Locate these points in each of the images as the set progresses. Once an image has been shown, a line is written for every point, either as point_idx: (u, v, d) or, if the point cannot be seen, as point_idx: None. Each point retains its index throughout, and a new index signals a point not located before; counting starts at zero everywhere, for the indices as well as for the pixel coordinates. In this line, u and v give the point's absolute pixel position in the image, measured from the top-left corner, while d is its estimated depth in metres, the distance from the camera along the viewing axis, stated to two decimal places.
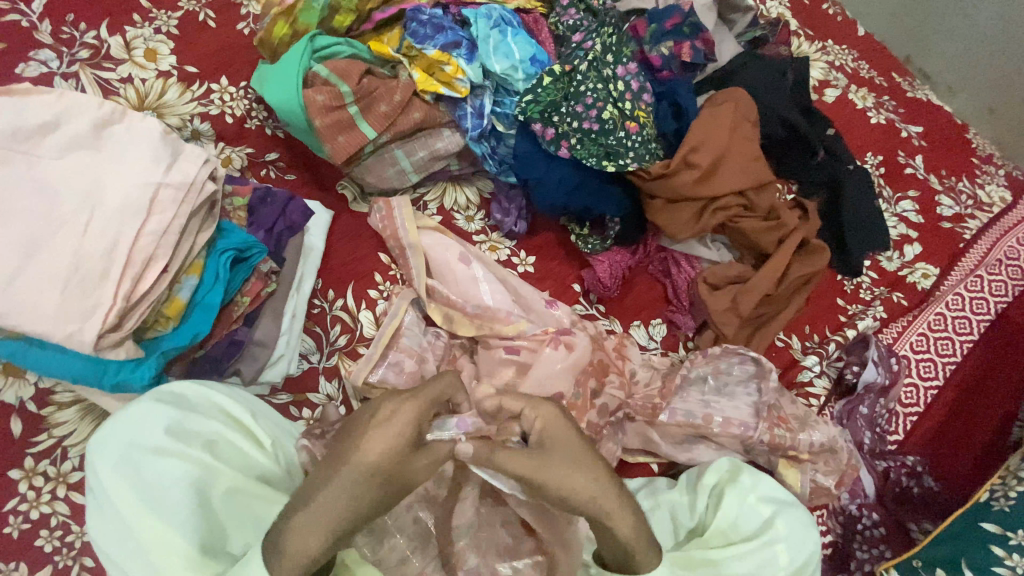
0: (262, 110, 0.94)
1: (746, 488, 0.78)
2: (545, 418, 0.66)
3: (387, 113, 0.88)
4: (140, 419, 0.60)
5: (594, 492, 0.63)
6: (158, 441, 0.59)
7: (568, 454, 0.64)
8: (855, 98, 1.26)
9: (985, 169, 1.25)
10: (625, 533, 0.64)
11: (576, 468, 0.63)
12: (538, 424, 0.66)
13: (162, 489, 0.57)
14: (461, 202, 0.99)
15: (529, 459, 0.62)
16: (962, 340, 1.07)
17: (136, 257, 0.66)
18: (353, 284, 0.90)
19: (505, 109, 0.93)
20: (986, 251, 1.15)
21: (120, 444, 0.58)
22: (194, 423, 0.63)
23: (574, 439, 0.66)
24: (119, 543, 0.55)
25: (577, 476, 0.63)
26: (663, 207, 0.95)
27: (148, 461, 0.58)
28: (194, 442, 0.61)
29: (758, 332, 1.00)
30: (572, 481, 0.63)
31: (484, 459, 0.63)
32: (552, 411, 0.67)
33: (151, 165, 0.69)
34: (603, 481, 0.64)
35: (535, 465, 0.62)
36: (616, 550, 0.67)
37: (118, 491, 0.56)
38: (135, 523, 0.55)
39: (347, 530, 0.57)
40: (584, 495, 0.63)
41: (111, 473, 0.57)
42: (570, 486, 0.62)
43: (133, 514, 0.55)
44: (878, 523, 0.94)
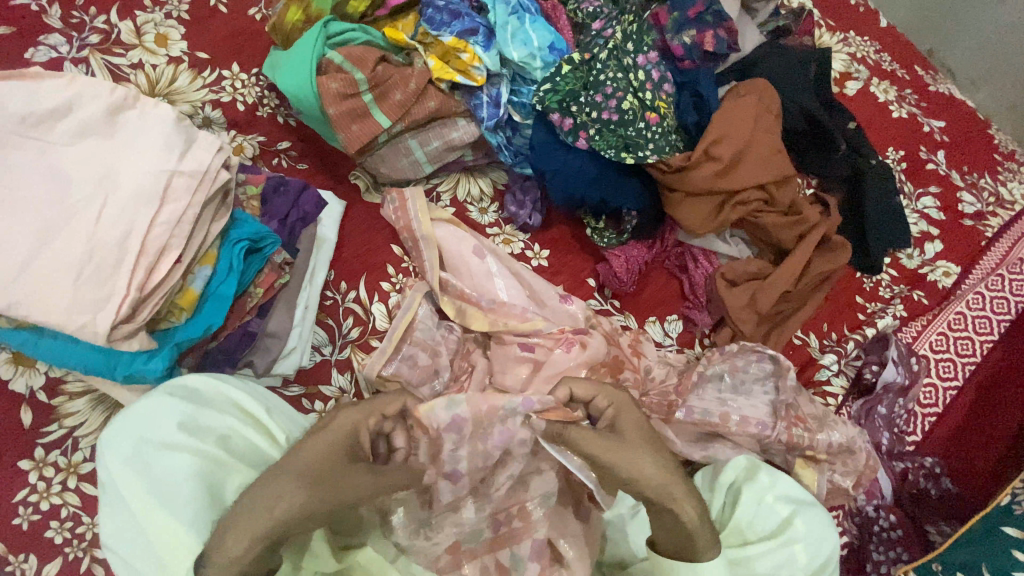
0: (274, 98, 0.92)
1: (764, 488, 0.76)
2: (617, 404, 0.69)
3: (401, 101, 0.86)
4: (151, 413, 0.59)
5: (663, 476, 0.64)
6: (167, 436, 0.58)
7: (639, 437, 0.66)
8: (877, 92, 1.23)
9: (1008, 166, 1.22)
10: (692, 524, 0.63)
11: (647, 452, 0.65)
12: (611, 409, 0.69)
13: (172, 486, 0.55)
14: (475, 193, 0.97)
15: (602, 438, 0.65)
16: (982, 340, 1.05)
17: (150, 246, 0.65)
18: (366, 276, 0.88)
19: (523, 99, 0.91)
20: (1008, 250, 1.12)
21: (131, 438, 0.57)
22: (206, 417, 0.61)
23: (644, 424, 0.68)
24: (129, 539, 0.54)
25: (647, 460, 0.64)
26: (683, 200, 0.93)
27: (156, 457, 0.57)
28: (205, 438, 0.60)
29: (776, 329, 0.99)
30: (643, 462, 0.64)
31: (556, 434, 0.67)
32: (624, 396, 0.70)
33: (165, 153, 0.68)
34: (670, 467, 0.65)
35: (608, 444, 0.64)
36: (677, 543, 0.65)
37: (128, 486, 0.55)
38: (146, 520, 0.54)
39: (272, 536, 0.52)
40: (653, 479, 0.63)
41: (122, 468, 0.56)
42: (642, 468, 0.63)
43: (144, 510, 0.54)
44: (895, 523, 0.92)
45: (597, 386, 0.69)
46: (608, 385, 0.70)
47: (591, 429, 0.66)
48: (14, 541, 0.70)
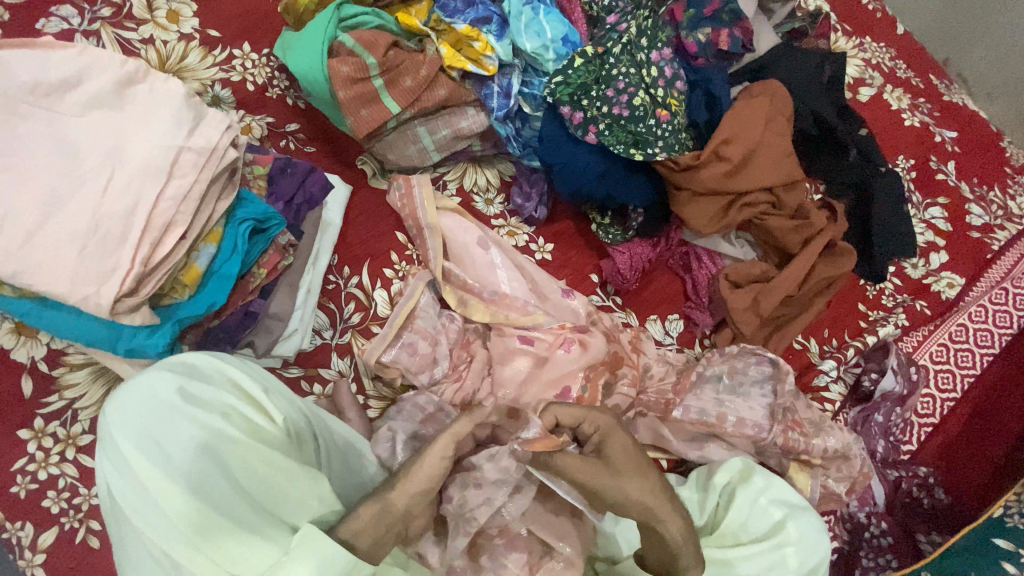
0: (284, 79, 0.92)
1: (758, 490, 0.76)
2: (603, 429, 0.67)
3: (412, 87, 0.86)
4: (152, 388, 0.57)
5: (650, 498, 0.65)
6: (173, 412, 0.56)
7: (628, 463, 0.65)
8: (890, 99, 1.22)
9: (1017, 180, 1.21)
10: (676, 539, 0.65)
11: (633, 478, 0.65)
12: (596, 435, 0.67)
13: (184, 462, 0.53)
14: (481, 183, 0.97)
15: (589, 466, 0.64)
16: (983, 353, 1.05)
17: (156, 221, 0.65)
18: (369, 262, 0.88)
19: (534, 90, 0.91)
20: (1013, 264, 1.12)
21: (136, 416, 0.55)
22: (208, 393, 0.59)
23: (631, 448, 0.67)
24: (150, 521, 0.52)
25: (635, 487, 0.64)
26: (691, 199, 0.92)
27: (165, 434, 0.54)
28: (210, 413, 0.57)
29: (778, 332, 0.99)
30: (631, 489, 0.64)
31: (542, 463, 0.65)
32: (609, 419, 0.68)
33: (173, 128, 0.68)
34: (657, 489, 0.66)
35: (596, 471, 0.64)
36: (660, 554, 0.66)
37: (139, 465, 0.53)
38: (163, 499, 0.52)
39: (392, 519, 0.61)
40: (639, 503, 0.64)
41: (127, 444, 0.54)
42: (630, 494, 0.64)
43: (160, 488, 0.52)
44: (886, 531, 0.92)
45: (581, 414, 0.67)
46: (594, 409, 0.69)
47: (576, 455, 0.65)
48: (11, 509, 0.70)
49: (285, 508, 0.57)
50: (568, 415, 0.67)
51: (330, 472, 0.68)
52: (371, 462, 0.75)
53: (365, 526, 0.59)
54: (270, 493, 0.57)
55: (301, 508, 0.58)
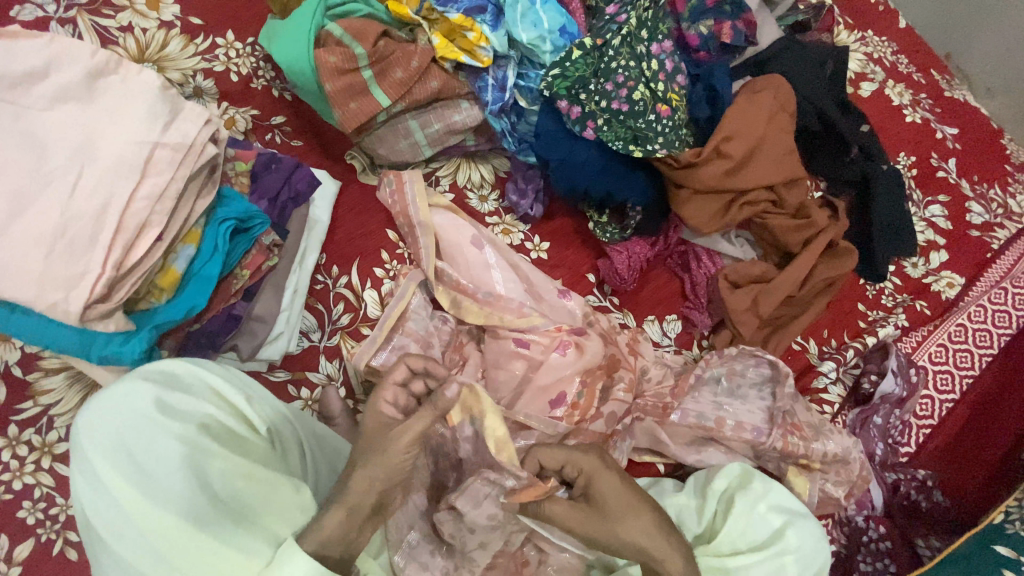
0: (270, 69, 0.88)
1: (758, 496, 0.74)
2: (587, 472, 0.65)
3: (402, 80, 0.82)
4: (128, 399, 0.54)
5: (647, 540, 0.63)
6: (148, 423, 0.53)
7: (617, 504, 0.64)
8: (891, 94, 1.20)
9: (1018, 177, 1.20)
10: None
11: (627, 522, 0.63)
12: (581, 478, 0.65)
13: (160, 474, 0.51)
14: (475, 179, 0.94)
15: (575, 513, 0.64)
16: (982, 354, 1.03)
17: (130, 221, 0.62)
18: (359, 260, 0.85)
19: (530, 83, 0.87)
20: (1013, 263, 1.11)
21: (110, 426, 0.52)
22: (186, 402, 0.56)
23: (619, 487, 0.64)
24: (122, 537, 0.49)
25: (630, 531, 0.63)
26: (691, 197, 0.89)
27: (140, 446, 0.51)
28: (188, 423, 0.55)
29: (776, 333, 0.97)
30: (624, 533, 0.63)
31: (531, 514, 0.66)
32: (594, 459, 0.65)
33: (147, 123, 0.64)
34: (654, 529, 0.64)
35: (583, 518, 0.64)
36: None
37: (111, 478, 0.50)
38: (136, 513, 0.49)
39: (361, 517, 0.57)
40: (635, 546, 0.63)
41: (100, 458, 0.51)
42: (623, 538, 0.63)
43: (132, 502, 0.49)
44: (884, 535, 0.90)
45: (564, 458, 0.65)
46: (578, 449, 0.66)
47: (564, 502, 0.65)
48: None
49: (268, 521, 0.54)
50: (551, 457, 0.65)
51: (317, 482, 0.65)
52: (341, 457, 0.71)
53: (337, 533, 0.55)
54: (251, 504, 0.54)
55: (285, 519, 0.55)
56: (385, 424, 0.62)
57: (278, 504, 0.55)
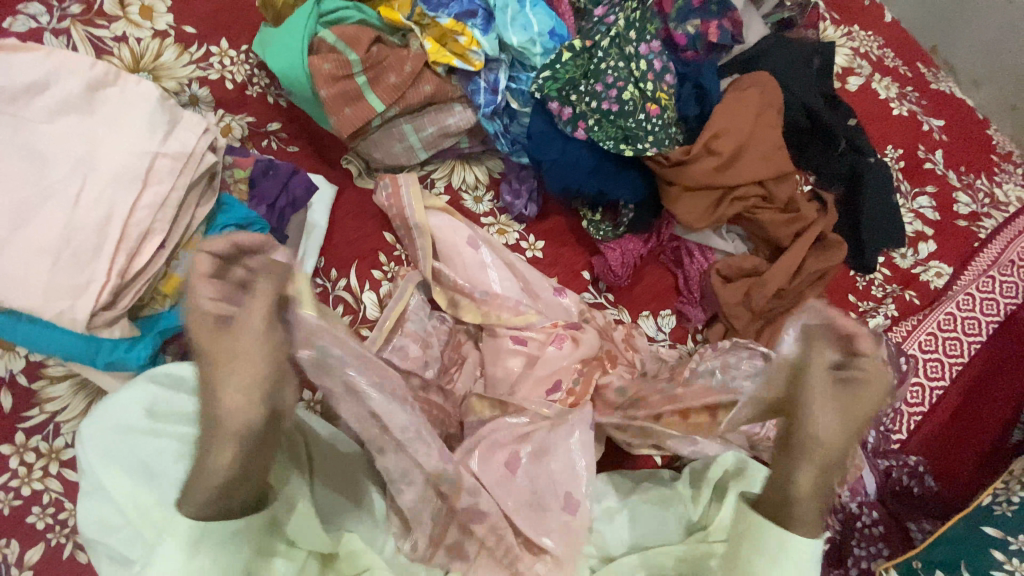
0: (265, 76, 0.89)
1: (752, 484, 0.77)
2: (873, 375, 0.62)
3: (396, 84, 0.84)
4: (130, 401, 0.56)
5: (822, 429, 0.62)
6: (148, 423, 0.56)
7: (860, 412, 0.62)
8: (878, 88, 1.22)
9: (1004, 167, 1.22)
10: (803, 491, 0.62)
11: (843, 417, 0.62)
12: (866, 373, 0.62)
13: (158, 471, 0.53)
14: (470, 180, 0.95)
15: (825, 386, 0.62)
16: (971, 341, 1.05)
17: (132, 231, 0.63)
18: (357, 263, 0.86)
19: (521, 85, 0.89)
20: (1000, 251, 1.12)
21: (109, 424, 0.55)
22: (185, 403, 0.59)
23: (864, 413, 0.62)
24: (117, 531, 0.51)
25: (821, 411, 0.62)
26: (681, 194, 0.91)
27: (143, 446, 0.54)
28: (187, 422, 0.58)
29: (770, 325, 0.98)
30: (805, 402, 0.63)
31: (805, 337, 0.64)
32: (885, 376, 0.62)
33: (147, 133, 0.65)
34: (839, 434, 0.62)
35: (829, 394, 0.62)
36: (778, 486, 0.64)
37: (112, 474, 0.52)
38: (131, 507, 0.51)
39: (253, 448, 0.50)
40: (819, 437, 0.62)
41: (103, 457, 0.53)
42: (817, 415, 0.62)
43: (131, 495, 0.52)
44: (877, 520, 0.91)
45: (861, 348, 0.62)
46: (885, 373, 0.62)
47: (831, 370, 0.62)
48: None
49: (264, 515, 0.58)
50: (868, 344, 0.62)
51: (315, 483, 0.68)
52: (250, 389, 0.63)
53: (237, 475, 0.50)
54: None
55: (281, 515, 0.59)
56: (219, 322, 0.50)
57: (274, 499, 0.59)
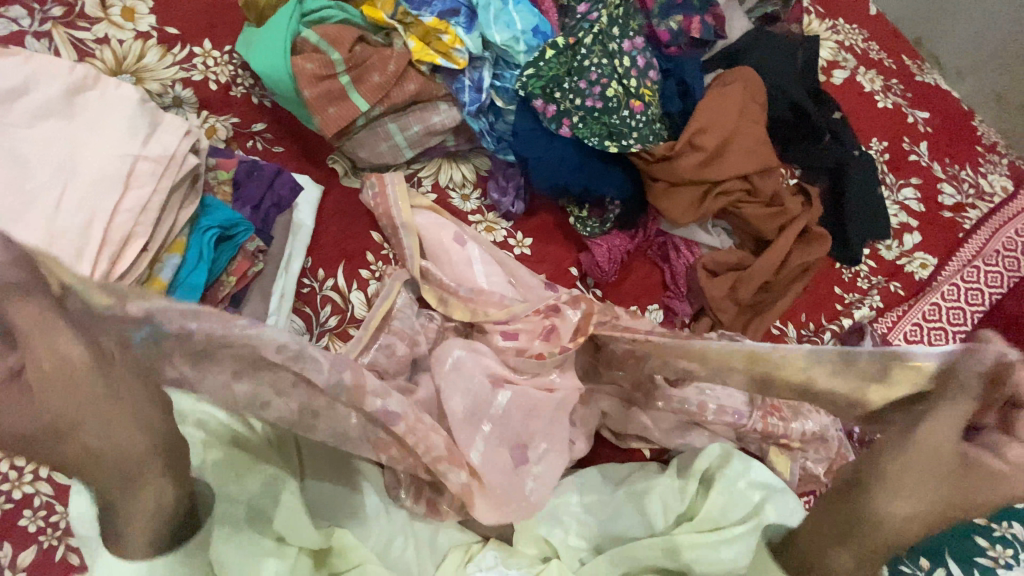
0: (249, 77, 0.89)
1: (737, 475, 0.78)
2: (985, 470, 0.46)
3: (380, 84, 0.84)
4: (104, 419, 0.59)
5: (898, 508, 0.49)
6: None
7: (955, 503, 0.47)
8: (863, 81, 1.22)
9: (988, 158, 1.23)
10: (838, 571, 0.52)
11: (934, 501, 0.48)
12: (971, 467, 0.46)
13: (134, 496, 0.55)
14: (456, 178, 0.96)
15: (954, 460, 0.47)
16: (955, 331, 1.07)
17: (114, 235, 0.63)
18: (345, 263, 0.87)
19: (505, 84, 0.89)
20: (985, 242, 1.14)
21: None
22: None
23: (966, 506, 0.47)
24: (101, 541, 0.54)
25: (917, 486, 0.48)
26: (666, 190, 0.92)
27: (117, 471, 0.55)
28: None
29: (756, 318, 0.99)
30: (927, 440, 0.48)
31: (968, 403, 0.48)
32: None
33: (128, 137, 0.65)
34: (913, 522, 0.49)
35: (953, 473, 0.47)
36: (806, 557, 0.54)
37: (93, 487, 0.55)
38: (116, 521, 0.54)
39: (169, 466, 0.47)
40: (883, 518, 0.49)
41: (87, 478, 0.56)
42: (897, 471, 0.49)
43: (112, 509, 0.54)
44: None
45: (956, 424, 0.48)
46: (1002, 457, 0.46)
47: (942, 449, 0.47)
48: None
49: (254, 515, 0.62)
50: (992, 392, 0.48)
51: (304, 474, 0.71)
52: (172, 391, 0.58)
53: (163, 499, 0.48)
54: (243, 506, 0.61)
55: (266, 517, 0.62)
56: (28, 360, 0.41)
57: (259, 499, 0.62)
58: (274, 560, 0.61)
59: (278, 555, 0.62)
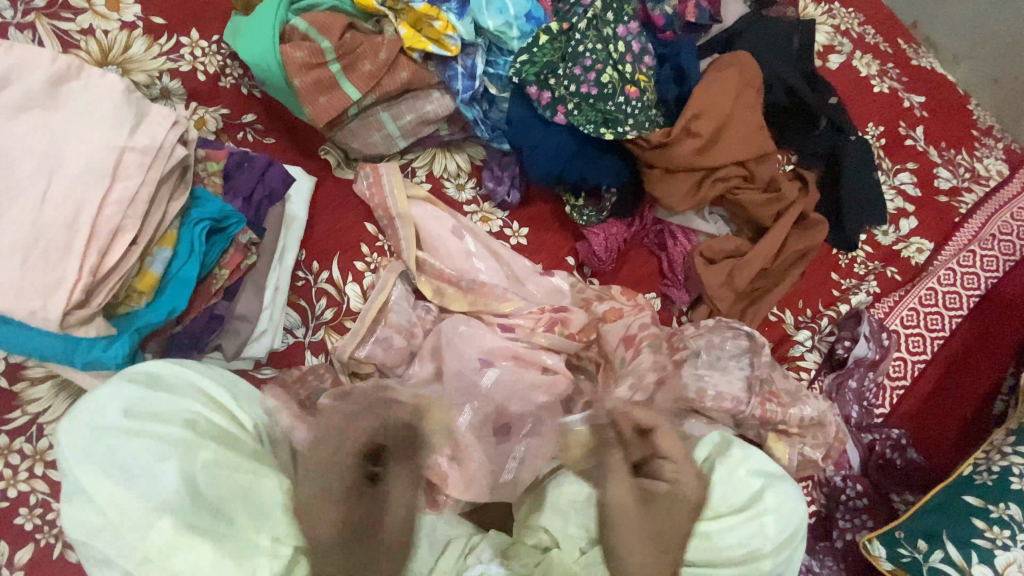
0: (238, 67, 0.88)
1: (736, 462, 0.74)
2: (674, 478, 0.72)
3: (371, 72, 0.82)
4: (103, 400, 0.55)
5: (622, 534, 0.68)
6: (125, 422, 0.53)
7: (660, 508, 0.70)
8: (859, 65, 1.22)
9: (984, 142, 1.23)
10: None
11: (662, 538, 0.68)
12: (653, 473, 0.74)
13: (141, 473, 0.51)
14: (451, 168, 0.94)
15: (630, 496, 0.70)
16: (952, 315, 1.07)
17: (102, 228, 0.62)
18: (339, 255, 0.86)
19: (499, 70, 0.87)
20: (981, 226, 1.14)
21: (85, 435, 0.52)
22: (164, 402, 0.56)
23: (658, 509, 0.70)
24: (99, 534, 0.50)
25: (620, 524, 0.68)
26: (662, 177, 0.91)
27: (126, 452, 0.52)
28: (170, 421, 0.55)
29: (753, 306, 0.99)
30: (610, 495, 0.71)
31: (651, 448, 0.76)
32: (692, 498, 0.70)
33: (113, 128, 0.64)
34: (643, 551, 0.66)
35: (630, 505, 0.70)
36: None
37: (93, 478, 0.50)
38: (114, 511, 0.50)
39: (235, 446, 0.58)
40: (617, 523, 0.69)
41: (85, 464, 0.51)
42: (608, 522, 0.69)
43: (112, 498, 0.50)
44: (861, 493, 0.93)
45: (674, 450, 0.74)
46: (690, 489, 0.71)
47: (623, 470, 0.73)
48: None
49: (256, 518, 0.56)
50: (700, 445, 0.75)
51: None
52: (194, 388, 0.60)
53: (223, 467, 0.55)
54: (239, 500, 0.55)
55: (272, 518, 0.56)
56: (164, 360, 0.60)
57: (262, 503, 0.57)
58: (267, 559, 0.54)
59: (273, 553, 0.55)
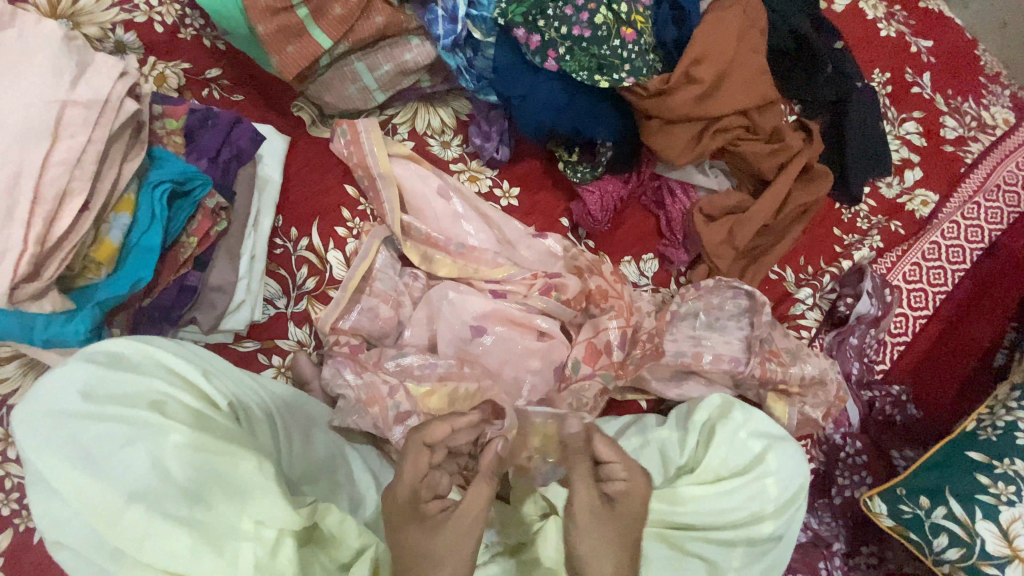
0: (198, 16, 0.80)
1: (737, 424, 0.76)
2: (634, 483, 0.59)
3: (342, 16, 0.74)
4: (58, 385, 0.50)
5: (589, 542, 0.55)
6: (86, 408, 0.49)
7: (628, 517, 0.58)
8: (865, 7, 1.14)
9: (992, 89, 1.17)
10: None
11: (624, 543, 0.56)
12: (626, 481, 0.59)
13: (105, 462, 0.47)
14: (435, 124, 0.89)
15: (596, 498, 0.57)
16: (955, 269, 1.04)
17: (48, 191, 0.56)
18: (319, 220, 0.81)
19: (483, 11, 0.78)
20: (986, 176, 1.10)
21: (42, 424, 0.48)
22: (129, 384, 0.52)
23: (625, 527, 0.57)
24: (71, 527, 0.47)
25: (584, 530, 0.55)
26: (661, 128, 0.86)
27: (87, 440, 0.48)
28: (134, 404, 0.50)
29: (754, 264, 0.95)
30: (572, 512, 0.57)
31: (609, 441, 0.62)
32: (644, 489, 0.60)
33: (52, 80, 0.58)
34: (611, 558, 0.55)
35: (595, 511, 0.56)
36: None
37: (54, 469, 0.47)
38: (80, 503, 0.46)
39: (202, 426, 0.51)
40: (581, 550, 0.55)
41: (46, 456, 0.47)
42: (573, 530, 0.56)
43: (76, 489, 0.46)
44: (860, 450, 0.93)
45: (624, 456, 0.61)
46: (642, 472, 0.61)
47: (590, 473, 0.59)
48: None
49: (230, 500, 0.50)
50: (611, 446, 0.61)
51: (291, 454, 0.62)
52: (160, 367, 0.55)
53: (179, 452, 0.49)
54: (211, 484, 0.49)
55: (245, 499, 0.50)
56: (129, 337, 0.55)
57: (235, 481, 0.50)
58: (251, 544, 0.49)
59: (256, 539, 0.50)
